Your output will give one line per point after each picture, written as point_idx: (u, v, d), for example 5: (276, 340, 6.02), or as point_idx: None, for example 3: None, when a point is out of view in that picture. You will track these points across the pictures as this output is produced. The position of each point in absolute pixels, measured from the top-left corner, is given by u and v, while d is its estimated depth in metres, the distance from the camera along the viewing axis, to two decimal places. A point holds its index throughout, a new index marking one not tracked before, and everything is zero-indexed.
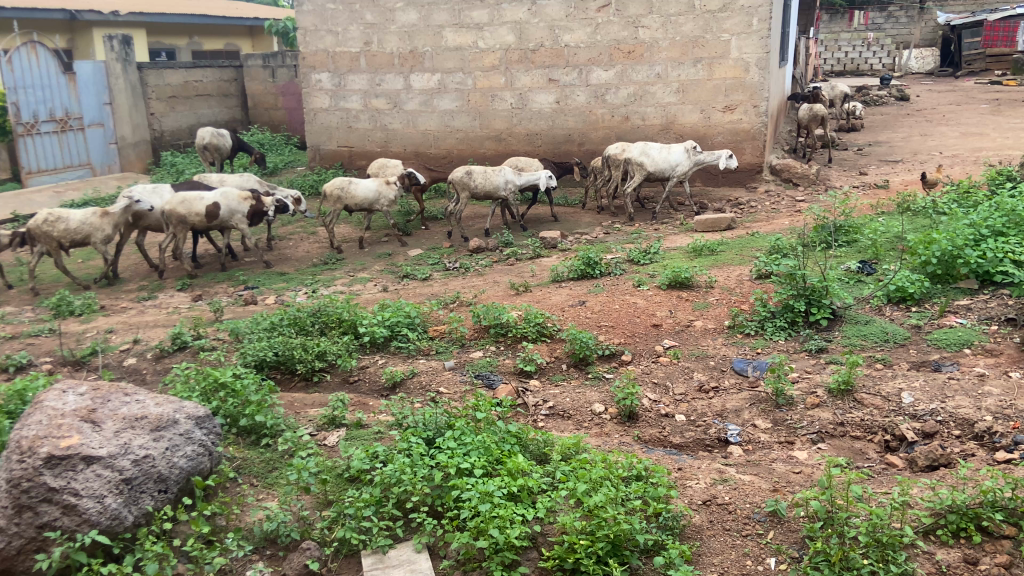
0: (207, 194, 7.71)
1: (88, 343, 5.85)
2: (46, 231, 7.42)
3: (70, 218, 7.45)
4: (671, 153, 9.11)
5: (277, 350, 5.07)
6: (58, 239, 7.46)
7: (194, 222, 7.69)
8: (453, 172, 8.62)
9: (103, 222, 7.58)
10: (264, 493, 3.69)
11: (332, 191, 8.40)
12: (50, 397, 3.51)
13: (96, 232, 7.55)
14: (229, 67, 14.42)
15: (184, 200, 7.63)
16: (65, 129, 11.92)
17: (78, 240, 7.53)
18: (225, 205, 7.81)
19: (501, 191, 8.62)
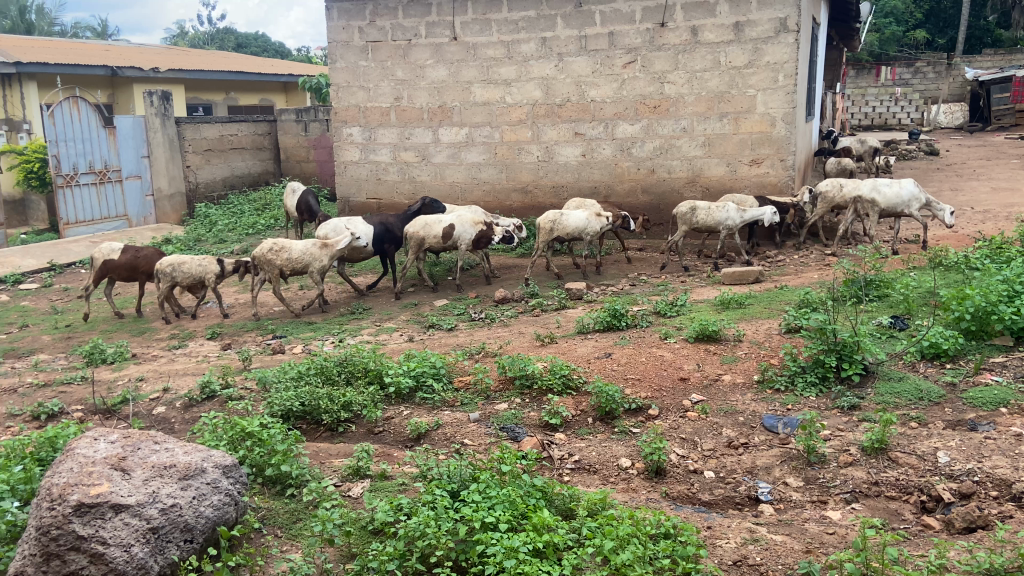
0: (445, 218, 8.57)
1: (119, 391, 5.92)
2: (271, 260, 7.98)
3: (293, 249, 7.97)
4: (903, 187, 9.13)
5: (303, 400, 5.10)
6: (280, 267, 7.99)
7: (433, 242, 8.57)
8: (677, 208, 9.04)
9: (323, 251, 8.09)
10: (288, 545, 3.67)
11: (546, 224, 8.85)
12: (82, 445, 3.57)
13: (314, 262, 8.03)
14: (263, 121, 14.81)
15: (425, 223, 8.56)
16: (104, 181, 12.27)
17: (297, 268, 8.04)
18: (460, 227, 8.60)
19: (723, 227, 8.95)
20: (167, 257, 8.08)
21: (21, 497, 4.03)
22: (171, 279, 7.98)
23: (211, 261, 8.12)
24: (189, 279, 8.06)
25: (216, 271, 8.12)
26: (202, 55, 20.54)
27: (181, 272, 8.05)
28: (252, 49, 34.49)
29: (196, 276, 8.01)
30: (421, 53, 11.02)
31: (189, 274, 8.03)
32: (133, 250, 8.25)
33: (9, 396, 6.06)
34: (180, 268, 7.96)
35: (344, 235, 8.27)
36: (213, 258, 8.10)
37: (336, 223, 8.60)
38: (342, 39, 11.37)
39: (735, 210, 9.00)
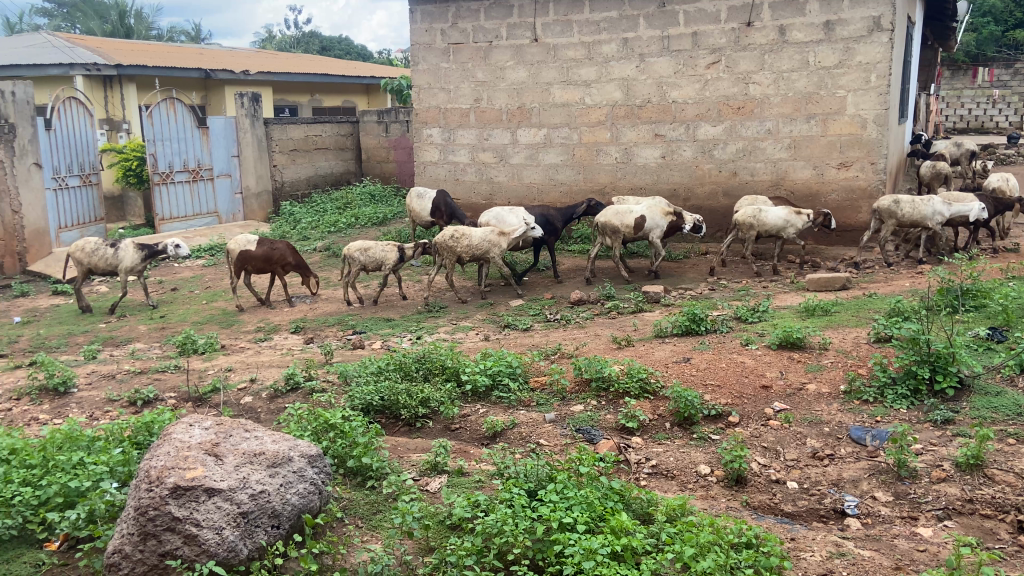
0: (636, 209, 8.81)
1: (210, 380, 6.18)
2: (452, 246, 8.38)
3: (473, 235, 8.37)
4: None
5: (383, 395, 5.21)
6: (460, 253, 8.40)
7: (624, 232, 8.81)
8: (881, 201, 8.74)
9: (500, 239, 8.46)
10: (369, 535, 3.76)
11: (744, 220, 8.86)
12: (178, 430, 3.74)
13: (492, 248, 8.41)
14: (346, 122, 15.22)
15: (618, 212, 8.83)
16: (197, 179, 12.78)
17: (476, 254, 8.43)
18: (651, 218, 8.81)
19: (930, 222, 8.65)
20: (355, 242, 8.59)
21: (120, 477, 4.25)
22: (356, 263, 8.47)
23: (393, 248, 8.57)
24: (375, 264, 8.54)
25: (397, 257, 8.55)
26: (288, 58, 21.24)
27: (365, 257, 8.55)
28: (335, 52, 35.61)
29: (379, 261, 8.48)
30: (502, 54, 11.10)
31: (374, 259, 8.50)
32: (269, 244, 8.58)
33: (109, 382, 6.42)
34: (366, 253, 8.44)
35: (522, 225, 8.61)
36: (396, 244, 8.56)
37: (496, 211, 9.13)
38: (424, 41, 11.55)
39: (941, 205, 8.71)
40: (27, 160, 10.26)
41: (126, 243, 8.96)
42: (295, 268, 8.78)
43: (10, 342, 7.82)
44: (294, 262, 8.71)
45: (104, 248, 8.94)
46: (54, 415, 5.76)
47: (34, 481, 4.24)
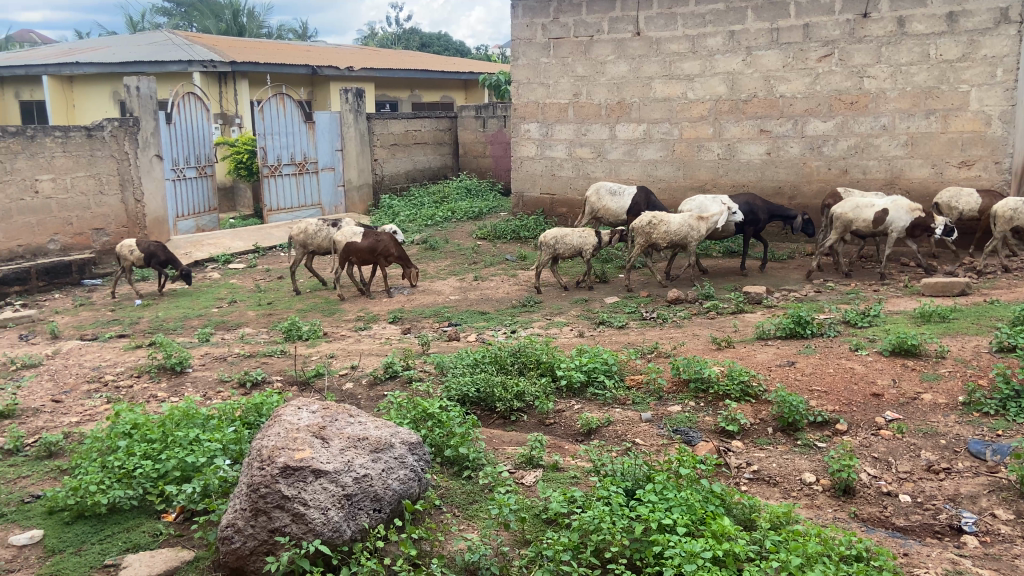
0: (878, 202, 8.42)
1: (313, 365, 6.41)
2: (650, 231, 8.54)
3: (671, 221, 8.47)
4: None
5: (479, 387, 5.27)
6: (658, 238, 8.52)
7: (861, 227, 8.47)
8: None
9: (700, 224, 8.50)
10: (466, 524, 3.82)
11: (1004, 212, 8.36)
12: (288, 412, 3.90)
13: (691, 233, 8.48)
14: (445, 117, 15.47)
15: (857, 206, 8.50)
16: (303, 171, 13.20)
17: (675, 240, 8.53)
18: (893, 213, 8.35)
19: None
20: (549, 229, 8.68)
21: (231, 455, 4.47)
22: (555, 251, 8.58)
23: (590, 234, 8.61)
24: (572, 251, 8.63)
25: (594, 243, 8.63)
26: (390, 54, 21.75)
27: (561, 244, 8.64)
28: (434, 48, 36.27)
29: (576, 248, 8.57)
30: (603, 49, 11.02)
31: (572, 246, 8.59)
32: (374, 235, 8.86)
33: (221, 363, 6.76)
34: (564, 241, 8.52)
35: (721, 210, 8.61)
36: (592, 231, 8.60)
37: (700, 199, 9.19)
38: (525, 37, 11.60)
39: None
40: (149, 152, 10.86)
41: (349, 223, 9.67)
42: (398, 259, 9.06)
43: (132, 323, 8.34)
44: (397, 254, 9.00)
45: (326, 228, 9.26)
46: (171, 393, 6.10)
47: (154, 455, 4.53)
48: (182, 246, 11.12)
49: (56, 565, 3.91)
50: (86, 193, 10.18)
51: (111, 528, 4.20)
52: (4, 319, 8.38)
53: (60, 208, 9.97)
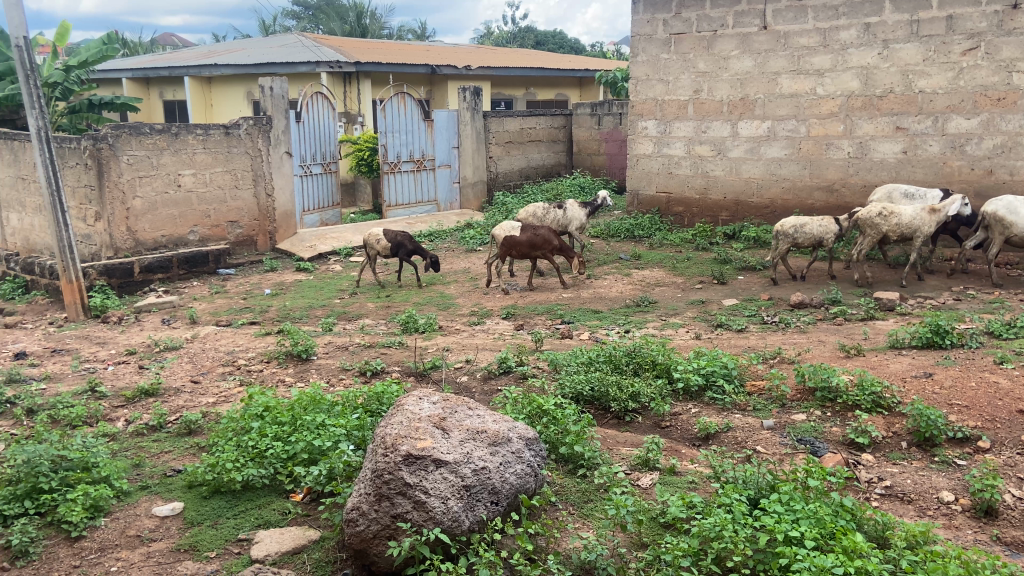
0: None
1: (430, 358, 6.57)
2: (878, 224, 8.20)
3: (903, 213, 8.13)
4: None
5: (593, 385, 5.22)
6: (888, 232, 8.19)
7: None
8: None
9: (931, 218, 8.11)
10: (581, 522, 3.82)
11: None
12: (410, 402, 4.02)
13: (922, 227, 8.11)
14: (560, 115, 15.56)
15: None
16: (421, 168, 13.46)
17: (904, 233, 8.21)
18: None
19: None
20: (788, 218, 8.50)
21: (355, 440, 4.64)
22: (791, 239, 8.41)
23: (830, 223, 8.32)
24: (810, 241, 8.39)
25: (834, 233, 8.32)
26: (507, 53, 21.99)
27: (799, 234, 8.42)
28: (548, 46, 36.55)
29: (816, 239, 8.31)
30: (726, 44, 10.72)
31: (811, 236, 8.35)
32: (533, 229, 8.82)
33: (343, 352, 7.03)
34: (802, 230, 8.32)
35: (953, 199, 8.19)
36: (832, 219, 8.32)
37: (1009, 198, 8.00)
38: (646, 32, 11.43)
39: None
40: (280, 149, 11.46)
41: (570, 203, 10.18)
42: (559, 251, 8.97)
43: (261, 311, 8.81)
44: (558, 245, 8.89)
45: (552, 211, 10.17)
46: (297, 378, 6.42)
47: (284, 437, 4.79)
48: (308, 239, 11.66)
49: (195, 536, 4.19)
50: (223, 187, 10.86)
51: (244, 504, 4.45)
52: (148, 304, 9.05)
53: (199, 201, 10.65)
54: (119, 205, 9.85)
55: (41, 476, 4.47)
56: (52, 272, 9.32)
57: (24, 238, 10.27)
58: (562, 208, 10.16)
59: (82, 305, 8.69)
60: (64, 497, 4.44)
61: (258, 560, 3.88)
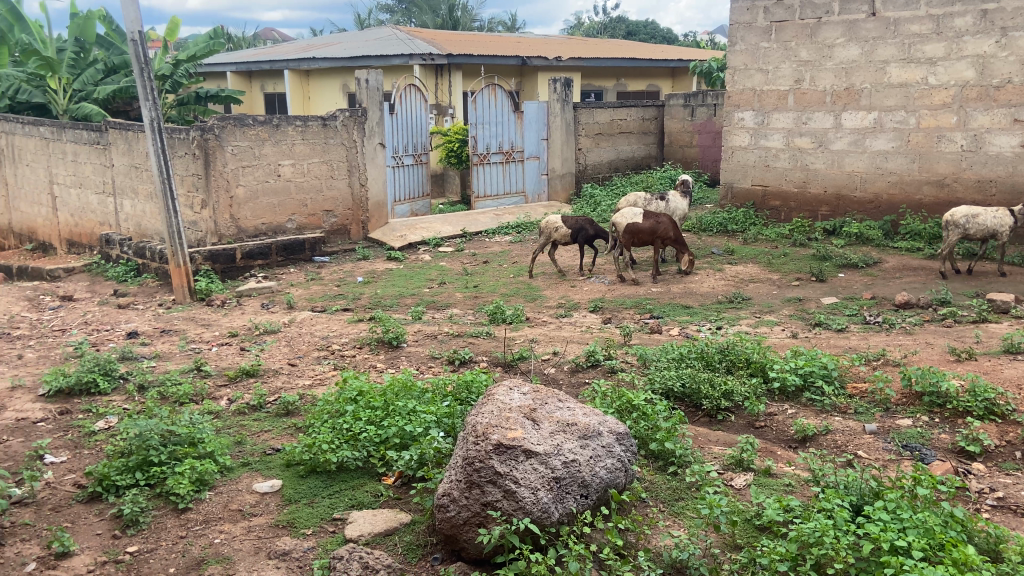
0: None
1: (518, 349, 6.58)
2: None
3: None
4: None
5: (685, 381, 5.13)
6: None
7: None
8: None
9: None
10: (671, 520, 3.78)
11: None
12: (501, 392, 4.04)
13: None
14: (652, 106, 15.38)
15: None
16: (510, 160, 13.50)
17: None
18: None
19: None
20: (959, 208, 8.16)
21: (444, 427, 4.71)
22: (961, 230, 8.05)
23: (1004, 214, 7.97)
24: (983, 233, 8.02)
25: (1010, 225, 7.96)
26: (598, 43, 21.82)
27: (970, 225, 8.06)
28: (640, 36, 36.07)
29: (988, 230, 7.96)
30: (831, 31, 10.30)
31: (984, 228, 7.99)
32: (655, 217, 8.70)
33: (432, 340, 7.15)
34: (975, 220, 7.96)
35: None
36: (1007, 212, 7.99)
37: None
38: (746, 20, 11.10)
39: None
40: (374, 140, 11.72)
41: (672, 194, 10.15)
42: (674, 242, 8.89)
43: (354, 298, 9.04)
44: (675, 236, 8.83)
45: (654, 202, 10.13)
46: (388, 364, 6.56)
47: (377, 422, 4.92)
48: (399, 229, 11.90)
49: (292, 513, 4.34)
50: (319, 177, 11.20)
51: (338, 484, 4.59)
52: (249, 289, 9.43)
53: (297, 190, 11.01)
54: (223, 194, 10.28)
55: (151, 450, 4.73)
56: (160, 256, 9.82)
57: (136, 224, 10.88)
58: (664, 199, 10.12)
59: (189, 288, 9.14)
60: (171, 471, 4.68)
61: (352, 539, 3.99)
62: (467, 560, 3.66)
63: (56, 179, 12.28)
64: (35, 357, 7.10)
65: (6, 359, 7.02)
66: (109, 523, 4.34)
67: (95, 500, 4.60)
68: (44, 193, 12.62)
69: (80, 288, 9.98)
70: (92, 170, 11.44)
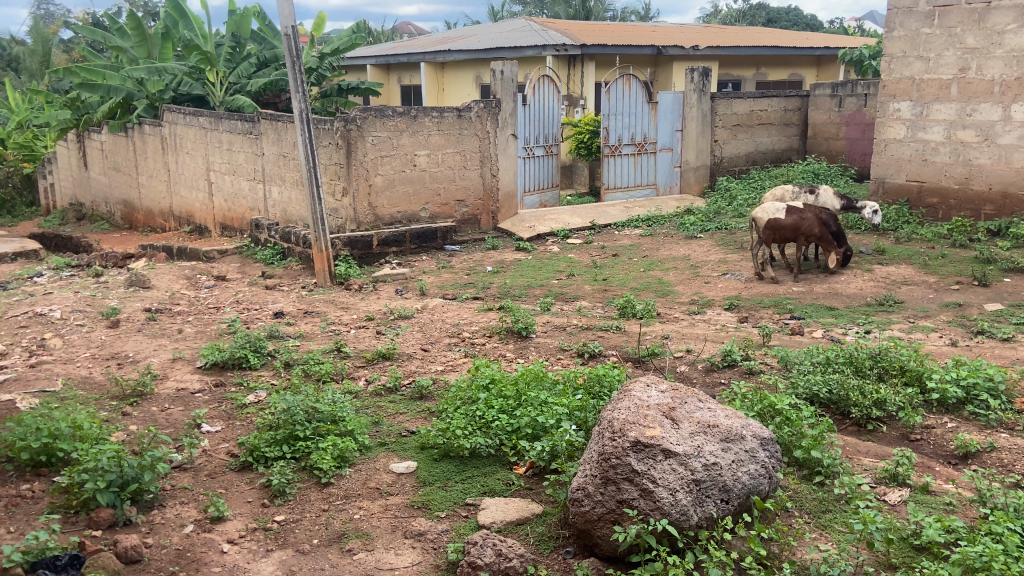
0: None
1: (650, 344, 6.46)
2: None
3: None
4: None
5: (832, 388, 4.85)
6: None
7: None
8: None
9: None
10: (818, 533, 3.61)
11: None
12: (638, 389, 3.96)
13: None
14: (795, 96, 14.74)
15: None
16: (642, 152, 13.27)
17: None
18: None
19: None
20: None
21: (576, 421, 4.67)
22: None
23: None
24: None
25: None
26: (738, 31, 21.10)
27: None
28: (781, 23, 34.68)
29: None
30: (1003, 16, 9.47)
31: None
32: (799, 212, 8.34)
33: (561, 332, 7.13)
34: None
35: None
36: None
37: None
38: (905, 5, 10.37)
39: None
40: (507, 131, 11.84)
41: (824, 190, 9.60)
42: (819, 241, 8.46)
43: (484, 287, 9.17)
44: (819, 234, 8.39)
45: (803, 195, 9.62)
46: (518, 354, 6.61)
47: (510, 410, 4.97)
48: (528, 220, 11.98)
49: (427, 495, 4.45)
50: (453, 167, 11.42)
51: (471, 470, 4.67)
52: (384, 275, 9.76)
53: (431, 180, 11.27)
54: (363, 182, 10.69)
55: (297, 425, 4.99)
56: (304, 242, 10.33)
57: (282, 210, 11.50)
58: (814, 193, 9.60)
59: (330, 272, 9.56)
60: (315, 446, 4.91)
61: (485, 525, 4.04)
62: (600, 557, 3.62)
63: (212, 166, 13.16)
64: (193, 331, 7.63)
65: (168, 333, 7.58)
66: (258, 492, 4.59)
67: (246, 469, 4.88)
68: (201, 179, 13.55)
69: (231, 269, 10.66)
70: (245, 159, 12.17)
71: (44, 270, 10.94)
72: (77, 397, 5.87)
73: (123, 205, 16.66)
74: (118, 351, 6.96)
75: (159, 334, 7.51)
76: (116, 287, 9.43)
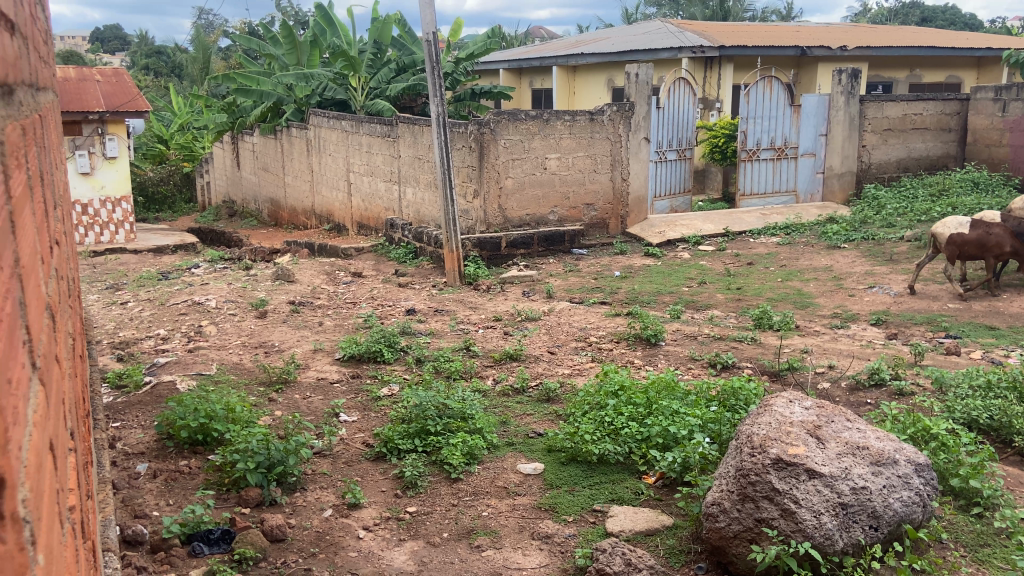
0: None
1: (788, 358, 6.19)
2: None
3: None
4: None
5: (993, 414, 4.48)
6: None
7: None
8: None
9: None
10: (976, 569, 3.34)
11: None
12: (780, 403, 3.79)
13: None
14: (954, 100, 13.77)
15: None
16: (781, 157, 12.74)
17: None
18: None
19: None
20: None
21: (709, 433, 4.52)
22: None
23: None
24: None
25: None
26: (890, 31, 19.93)
27: None
28: (937, 22, 32.45)
29: None
30: None
31: None
32: (986, 226, 7.72)
33: (692, 341, 6.96)
34: None
35: None
36: None
37: None
38: None
39: None
40: (639, 134, 11.72)
41: None
42: (1013, 253, 7.80)
43: (612, 292, 9.10)
44: (1012, 249, 7.77)
45: None
46: (646, 361, 6.50)
47: (639, 419, 4.89)
48: (658, 225, 11.80)
49: (554, 498, 4.45)
50: (583, 170, 11.39)
51: (598, 476, 4.63)
52: (512, 277, 9.87)
53: (561, 183, 11.28)
54: (494, 184, 10.84)
55: (429, 420, 5.14)
56: (436, 242, 10.61)
57: (416, 210, 11.86)
58: None
59: (459, 272, 9.77)
60: (446, 441, 5.03)
61: (613, 533, 3.99)
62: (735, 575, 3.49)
63: (352, 168, 13.75)
64: (332, 324, 8.00)
65: (309, 325, 7.98)
66: (392, 483, 4.74)
67: (380, 459, 5.05)
68: (341, 179, 14.18)
69: (367, 266, 11.10)
70: (383, 160, 12.63)
71: (200, 262, 11.77)
72: (229, 381, 6.29)
73: (270, 203, 17.71)
74: (265, 340, 7.40)
75: (302, 326, 7.93)
76: (265, 280, 10.05)
